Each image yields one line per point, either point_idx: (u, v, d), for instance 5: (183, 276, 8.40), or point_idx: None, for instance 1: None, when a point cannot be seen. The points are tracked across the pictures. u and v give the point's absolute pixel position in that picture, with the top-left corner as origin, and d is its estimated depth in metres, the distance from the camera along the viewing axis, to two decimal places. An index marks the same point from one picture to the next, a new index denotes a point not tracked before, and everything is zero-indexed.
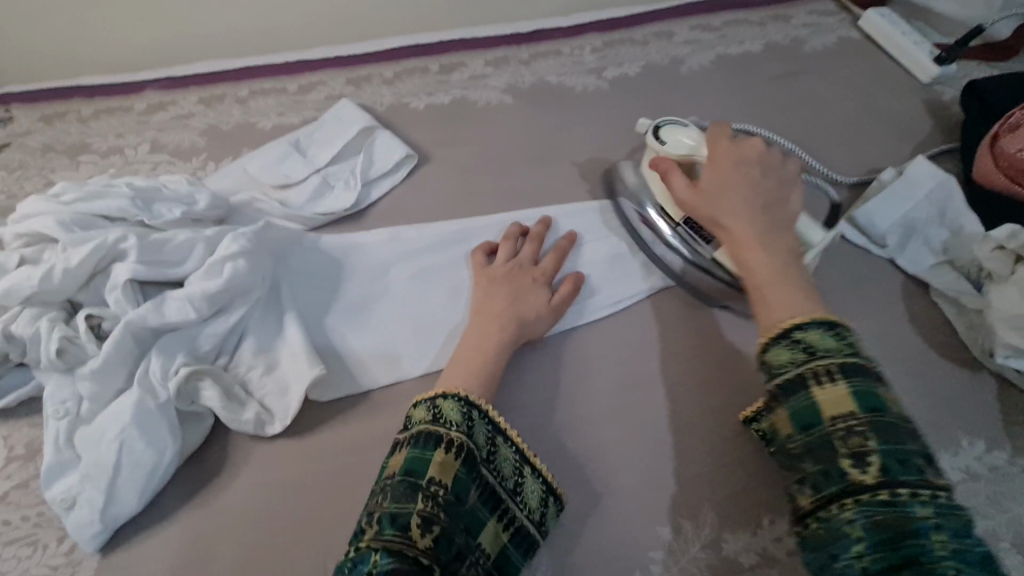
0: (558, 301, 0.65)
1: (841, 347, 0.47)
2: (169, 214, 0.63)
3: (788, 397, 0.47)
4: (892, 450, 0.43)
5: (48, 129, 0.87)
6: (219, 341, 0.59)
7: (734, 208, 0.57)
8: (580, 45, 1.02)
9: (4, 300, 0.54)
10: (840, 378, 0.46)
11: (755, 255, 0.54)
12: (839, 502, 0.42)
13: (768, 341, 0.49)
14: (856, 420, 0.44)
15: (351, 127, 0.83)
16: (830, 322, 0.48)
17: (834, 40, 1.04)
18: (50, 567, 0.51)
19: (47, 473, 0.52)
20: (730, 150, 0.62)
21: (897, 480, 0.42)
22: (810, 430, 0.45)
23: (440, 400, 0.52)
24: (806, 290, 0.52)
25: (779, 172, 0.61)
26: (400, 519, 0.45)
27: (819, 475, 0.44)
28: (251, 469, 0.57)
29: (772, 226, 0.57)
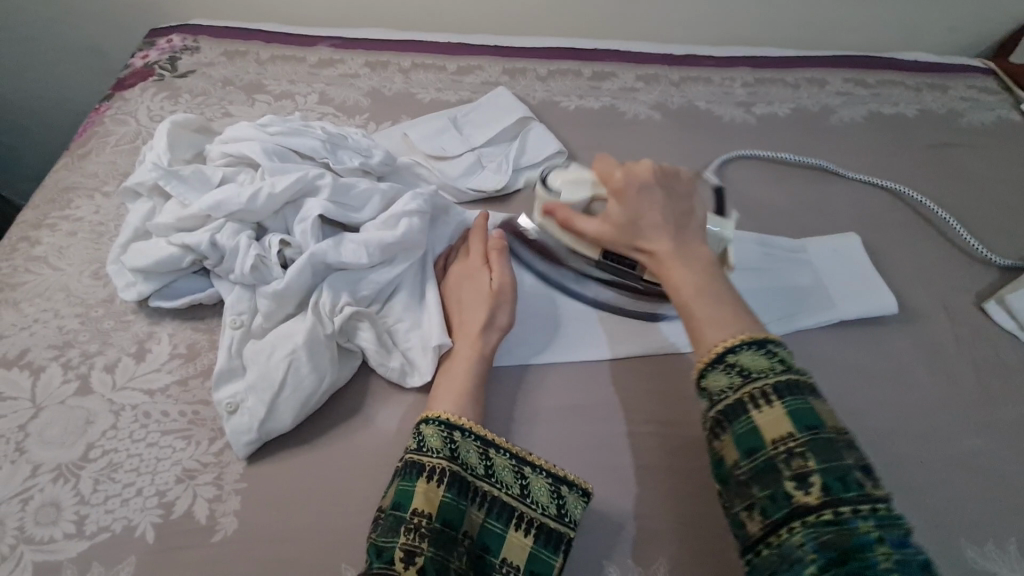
0: (500, 282, 0.63)
1: (774, 365, 0.45)
2: (350, 163, 0.67)
3: (731, 422, 0.44)
4: (832, 468, 0.40)
5: (230, 64, 0.94)
6: (378, 289, 0.62)
7: (653, 229, 0.56)
8: (732, 77, 1.02)
9: (211, 212, 0.59)
10: (775, 399, 0.43)
11: (681, 271, 0.53)
12: (788, 526, 0.39)
13: (703, 366, 0.46)
14: (794, 440, 0.41)
15: (509, 115, 0.86)
16: (761, 340, 0.46)
17: (994, 118, 1.01)
18: (201, 463, 0.55)
19: (219, 376, 0.56)
20: (623, 169, 0.60)
21: (840, 498, 0.39)
22: (754, 455, 0.42)
23: (422, 426, 0.52)
24: (732, 301, 0.50)
25: (677, 183, 0.60)
26: (385, 553, 0.46)
27: (767, 501, 0.41)
28: (389, 414, 0.59)
29: (688, 238, 0.56)
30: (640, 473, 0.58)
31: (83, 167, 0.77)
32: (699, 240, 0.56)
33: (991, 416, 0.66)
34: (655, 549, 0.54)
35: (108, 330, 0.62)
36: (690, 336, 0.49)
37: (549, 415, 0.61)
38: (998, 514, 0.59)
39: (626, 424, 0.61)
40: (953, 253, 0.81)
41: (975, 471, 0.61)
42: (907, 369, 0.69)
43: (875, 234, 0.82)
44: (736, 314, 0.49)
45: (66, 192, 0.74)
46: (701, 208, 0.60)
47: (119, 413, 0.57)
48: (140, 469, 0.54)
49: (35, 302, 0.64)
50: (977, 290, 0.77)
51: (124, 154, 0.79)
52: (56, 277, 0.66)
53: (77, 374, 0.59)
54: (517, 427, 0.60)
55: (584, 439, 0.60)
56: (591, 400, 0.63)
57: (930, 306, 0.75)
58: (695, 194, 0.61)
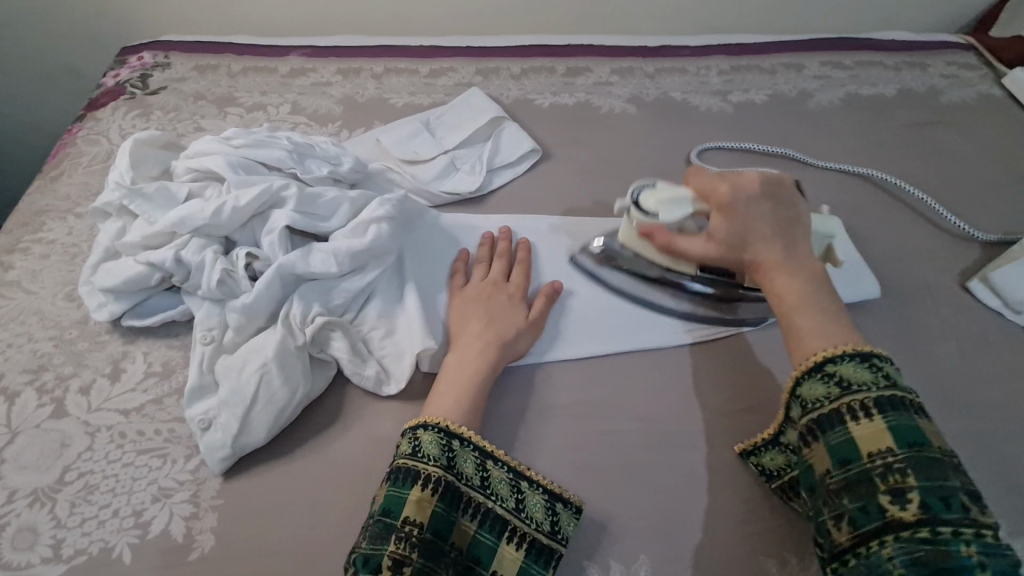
0: (537, 316, 0.64)
1: (877, 380, 0.46)
2: (318, 172, 0.66)
3: (824, 431, 0.46)
4: (935, 488, 0.41)
5: (201, 78, 0.93)
6: (350, 297, 0.62)
7: (757, 239, 0.56)
8: (707, 66, 1.01)
9: (177, 228, 0.58)
10: (876, 413, 0.44)
11: (784, 281, 0.54)
12: (881, 537, 0.41)
13: (801, 374, 0.48)
14: (894, 456, 0.42)
15: (482, 115, 0.86)
16: (864, 354, 0.47)
17: (974, 94, 0.99)
18: (177, 481, 0.54)
19: (190, 393, 0.56)
20: (728, 177, 0.60)
21: (939, 518, 0.40)
22: (847, 466, 0.44)
23: (421, 431, 0.52)
24: (837, 315, 0.51)
25: (782, 193, 0.59)
26: (372, 561, 0.46)
27: (857, 511, 0.42)
28: (365, 423, 0.59)
29: (796, 249, 0.56)
30: (622, 470, 0.57)
31: (55, 189, 0.77)
32: (808, 250, 0.57)
33: (978, 395, 0.65)
34: (638, 547, 0.53)
35: (83, 352, 0.62)
36: (788, 343, 0.51)
37: (528, 416, 0.61)
38: (988, 494, 0.58)
39: (605, 422, 0.61)
40: (936, 233, 0.80)
41: (963, 452, 0.61)
42: (893, 353, 0.68)
43: (856, 217, 0.82)
44: (840, 325, 0.50)
45: (39, 215, 0.74)
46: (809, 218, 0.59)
47: (95, 434, 0.57)
48: (116, 490, 0.54)
49: (9, 327, 0.64)
50: (962, 268, 0.77)
51: (95, 174, 0.78)
52: (29, 301, 0.66)
53: (52, 397, 0.59)
54: (497, 430, 0.60)
55: (564, 438, 0.59)
56: (571, 399, 0.62)
57: (914, 287, 0.74)
58: (801, 203, 0.60)
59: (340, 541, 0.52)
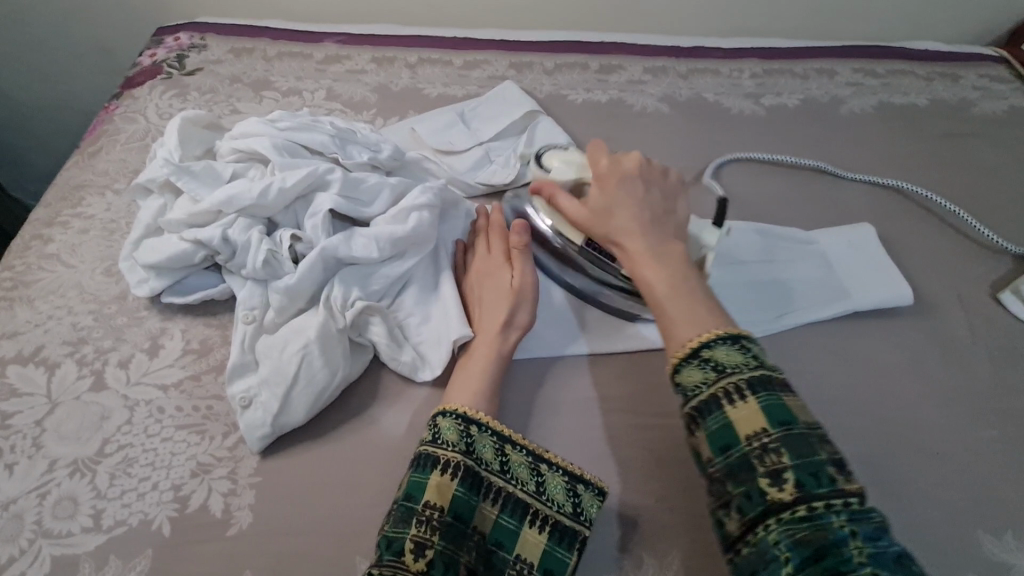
0: (523, 280, 0.62)
1: (748, 360, 0.45)
2: (359, 157, 0.67)
3: (705, 419, 0.44)
4: (805, 463, 0.40)
5: (236, 61, 0.94)
6: (389, 283, 0.62)
7: (627, 227, 0.56)
8: (740, 68, 1.01)
9: (223, 207, 0.59)
10: (749, 394, 0.43)
11: (651, 267, 0.53)
12: (764, 522, 0.40)
13: (677, 362, 0.46)
14: (768, 437, 0.41)
15: (516, 109, 0.86)
16: (734, 335, 0.46)
17: (1006, 107, 0.99)
18: (215, 457, 0.55)
19: (231, 371, 0.57)
20: (608, 163, 0.61)
21: (812, 493, 0.39)
22: (728, 451, 0.42)
23: (439, 418, 0.52)
24: (705, 299, 0.50)
25: (662, 180, 0.61)
26: (395, 544, 0.47)
27: (742, 498, 0.41)
28: (399, 407, 0.59)
29: (665, 237, 0.56)
30: (654, 465, 0.58)
31: (93, 165, 0.77)
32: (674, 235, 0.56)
33: (1006, 406, 0.65)
34: (668, 542, 0.54)
35: (121, 327, 0.62)
36: (662, 332, 0.50)
37: (560, 408, 0.61)
38: (1015, 503, 0.58)
39: (635, 417, 0.61)
40: (965, 244, 0.81)
41: (992, 461, 0.61)
42: (921, 360, 0.68)
43: (886, 225, 0.82)
44: (709, 311, 0.49)
45: (77, 190, 0.74)
46: (684, 209, 0.60)
47: (134, 408, 0.57)
48: (154, 464, 0.54)
49: (49, 299, 0.64)
50: (992, 280, 0.77)
51: (134, 151, 0.79)
52: (68, 274, 0.66)
53: (92, 370, 0.59)
54: (528, 420, 0.60)
55: (595, 431, 0.60)
56: (603, 393, 0.62)
57: (943, 297, 0.74)
58: (677, 191, 0.61)
59: (374, 522, 0.52)
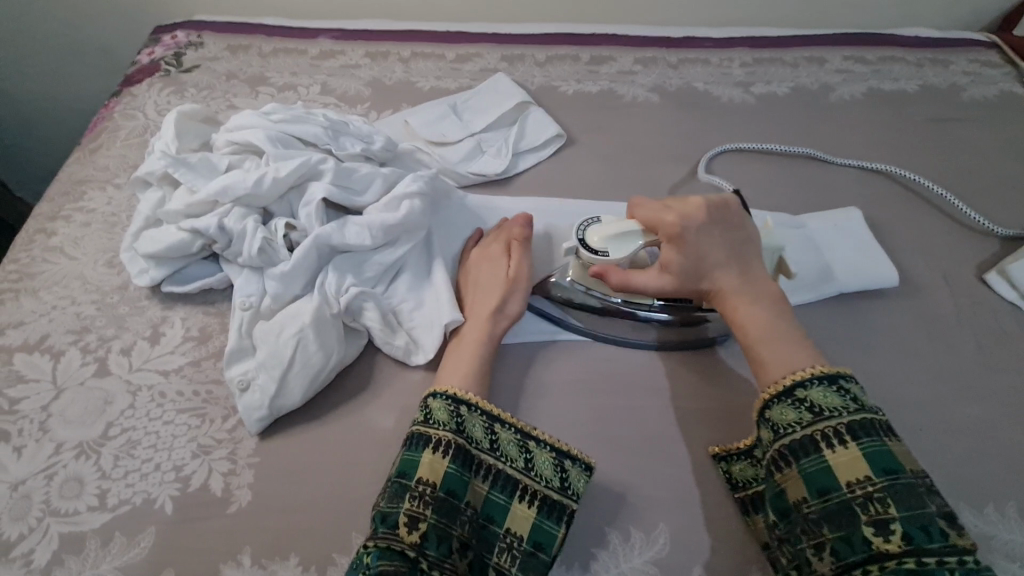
0: (518, 270, 0.64)
1: (847, 404, 0.48)
2: (352, 148, 0.68)
3: (801, 459, 0.48)
4: (914, 517, 0.43)
5: (233, 58, 0.95)
6: (381, 271, 0.63)
7: (712, 270, 0.59)
8: (730, 57, 1.02)
9: (219, 198, 0.61)
10: (851, 441, 0.47)
11: (747, 315, 0.56)
12: (865, 567, 0.43)
13: (769, 400, 0.51)
14: (874, 486, 0.45)
15: (508, 101, 0.88)
16: (831, 376, 0.49)
17: (996, 92, 1.00)
18: (215, 439, 0.57)
19: (230, 356, 0.58)
20: (673, 211, 0.61)
21: (922, 547, 0.42)
22: (826, 495, 0.46)
23: (430, 400, 0.54)
24: (798, 338, 0.54)
25: (728, 218, 0.61)
26: (389, 518, 0.48)
27: (840, 541, 0.45)
28: (393, 391, 0.61)
29: (750, 282, 0.58)
30: (642, 444, 0.59)
31: (94, 161, 0.79)
32: (760, 275, 0.59)
33: (992, 384, 0.66)
34: (656, 517, 0.55)
35: (124, 316, 0.64)
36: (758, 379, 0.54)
37: (551, 390, 0.63)
38: (998, 478, 0.60)
39: (624, 398, 0.62)
40: (954, 227, 0.81)
41: (976, 438, 0.62)
42: (908, 341, 0.69)
43: (875, 210, 0.83)
44: (803, 352, 0.53)
45: (79, 184, 0.76)
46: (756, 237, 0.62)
47: (136, 393, 0.59)
48: (157, 446, 0.56)
49: (53, 290, 0.66)
50: (979, 261, 0.78)
51: (133, 147, 0.81)
52: (72, 265, 0.68)
53: (96, 357, 0.61)
54: (520, 401, 0.62)
55: (586, 412, 0.61)
56: (593, 375, 0.64)
57: (931, 278, 0.75)
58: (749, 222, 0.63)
59: (370, 500, 0.54)
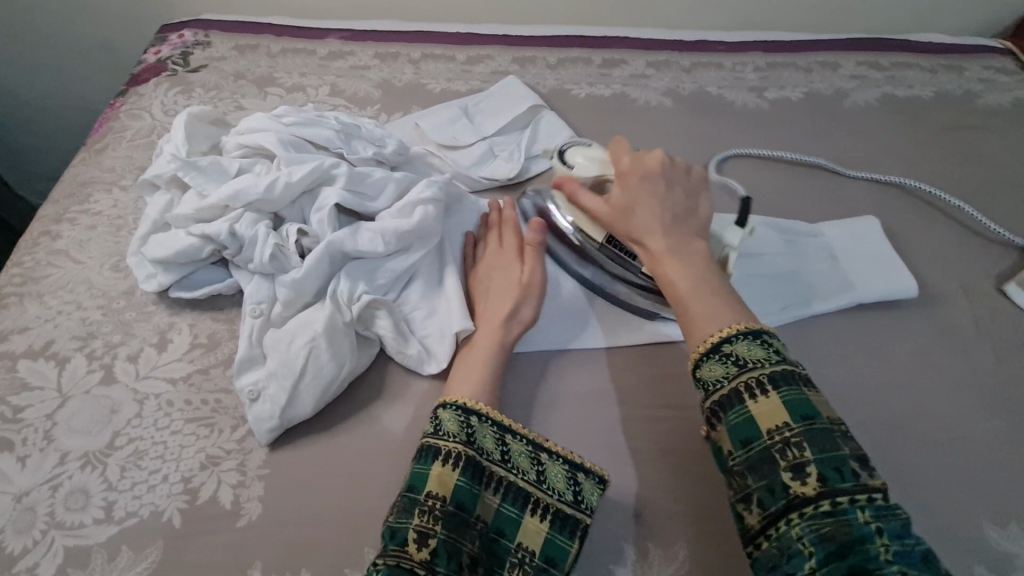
0: (531, 277, 0.63)
1: (770, 355, 0.47)
2: (364, 152, 0.67)
3: (726, 412, 0.46)
4: (828, 458, 0.42)
5: (241, 58, 0.94)
6: (394, 277, 0.62)
7: (648, 226, 0.57)
8: (743, 61, 1.01)
9: (229, 202, 0.60)
10: (770, 389, 0.45)
11: (676, 268, 0.55)
12: (786, 517, 0.41)
13: (699, 358, 0.49)
14: (790, 431, 0.43)
15: (520, 104, 0.86)
16: (756, 331, 0.48)
17: (1012, 99, 0.99)
18: (224, 450, 0.55)
19: (240, 365, 0.57)
20: (632, 158, 0.61)
21: (835, 489, 0.41)
22: (749, 445, 0.44)
23: (439, 410, 0.53)
24: (728, 297, 0.53)
25: (686, 176, 0.61)
26: (398, 534, 0.47)
27: (763, 492, 0.43)
28: (405, 401, 0.60)
29: (688, 236, 0.57)
30: (660, 458, 0.58)
31: (100, 161, 0.78)
32: (698, 235, 0.58)
33: (1012, 397, 0.65)
34: (674, 533, 0.54)
35: (130, 321, 0.63)
36: (684, 331, 0.52)
37: (566, 401, 0.61)
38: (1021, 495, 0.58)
39: (641, 410, 0.61)
40: (971, 236, 0.80)
41: (996, 452, 0.61)
42: (926, 353, 0.68)
43: (891, 218, 0.82)
44: (733, 309, 0.51)
45: (84, 186, 0.75)
46: (708, 203, 0.61)
47: (143, 401, 0.58)
48: (164, 456, 0.55)
49: (58, 295, 0.65)
50: (997, 272, 0.76)
51: (140, 148, 0.79)
52: (77, 270, 0.67)
53: (101, 364, 0.60)
54: (533, 412, 0.60)
55: (602, 424, 0.60)
56: (609, 387, 0.63)
57: (948, 289, 0.74)
58: (700, 184, 0.61)
59: (382, 515, 0.53)
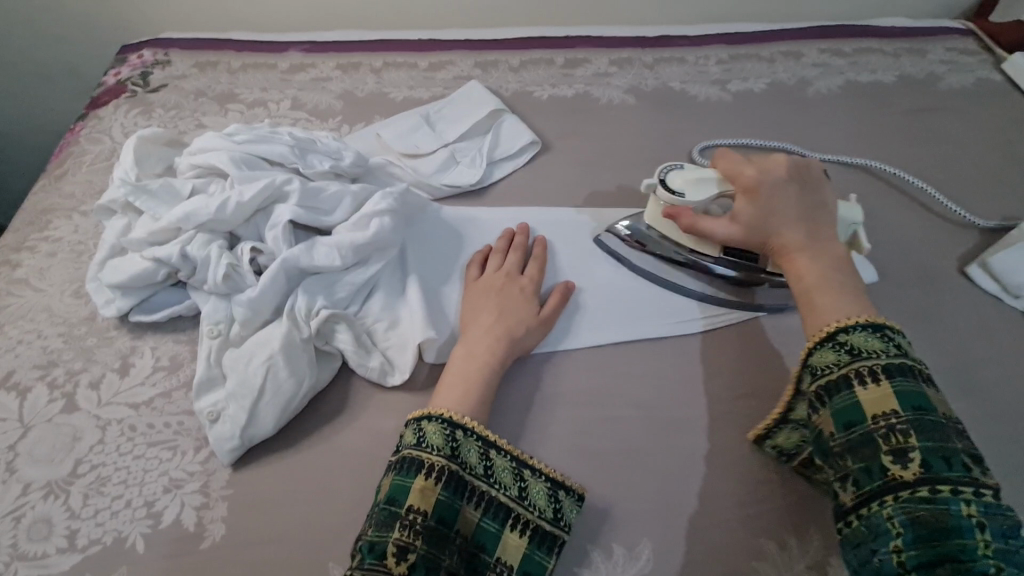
0: (548, 312, 0.64)
1: (886, 348, 0.48)
2: (320, 166, 0.67)
3: (831, 396, 0.48)
4: (937, 450, 0.43)
5: (201, 75, 0.94)
6: (354, 290, 0.62)
7: (779, 218, 0.59)
8: (706, 55, 1.01)
9: (182, 224, 0.60)
10: (884, 378, 0.46)
11: (801, 262, 0.56)
12: (880, 498, 0.43)
13: (813, 344, 0.51)
14: (898, 418, 0.44)
15: (481, 109, 0.86)
16: (876, 324, 0.49)
17: (974, 79, 0.99)
18: (188, 472, 0.55)
19: (198, 387, 0.57)
20: (758, 160, 0.63)
21: (940, 477, 0.42)
22: (852, 428, 0.46)
23: (425, 422, 0.52)
24: (854, 294, 0.53)
25: (812, 176, 0.62)
26: (377, 547, 0.47)
27: (861, 472, 0.44)
28: (370, 414, 0.59)
29: (817, 232, 0.58)
30: (625, 457, 0.58)
31: (60, 187, 0.78)
32: (829, 234, 0.58)
33: (978, 378, 0.66)
34: (640, 531, 0.54)
35: (92, 347, 0.63)
36: (804, 320, 0.53)
37: (531, 404, 0.61)
38: (986, 476, 0.59)
39: (606, 410, 0.61)
40: (934, 220, 0.81)
41: None
42: None
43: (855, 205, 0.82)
44: (856, 304, 0.52)
45: (44, 213, 0.75)
46: (833, 203, 0.61)
47: (105, 427, 0.58)
48: (127, 482, 0.55)
49: (19, 324, 0.65)
50: (960, 254, 0.77)
51: (99, 172, 0.79)
52: (37, 298, 0.67)
53: (63, 392, 0.60)
54: (500, 417, 0.60)
55: (565, 426, 0.60)
56: (573, 388, 0.63)
57: (913, 273, 0.75)
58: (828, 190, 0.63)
59: (348, 529, 0.53)
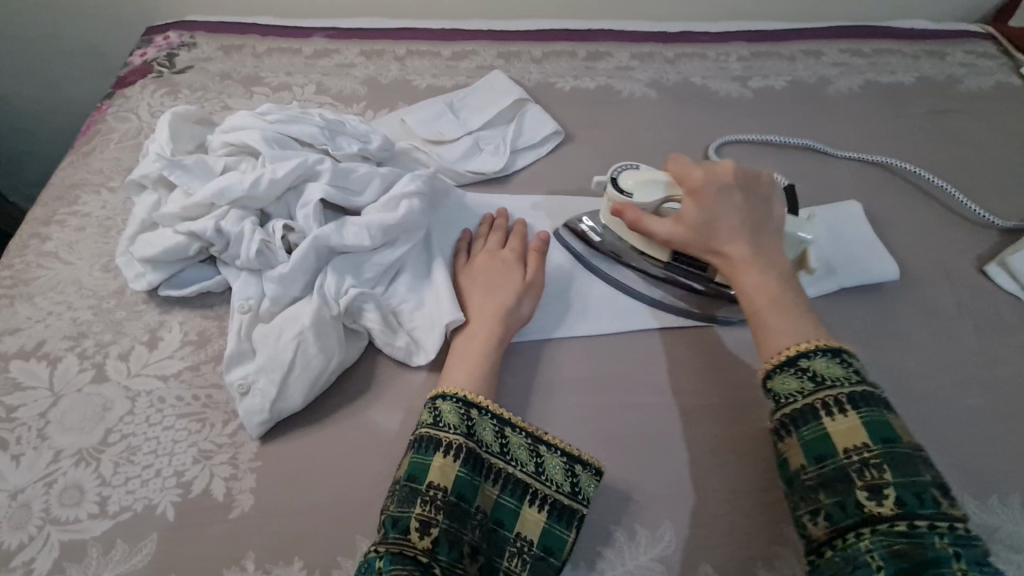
0: (536, 278, 0.65)
1: (849, 375, 0.48)
2: (349, 148, 0.67)
3: (798, 427, 0.48)
4: (908, 482, 0.43)
5: (226, 58, 0.94)
6: (381, 271, 0.63)
7: (731, 235, 0.57)
8: (728, 51, 1.02)
9: (215, 200, 0.61)
10: (851, 410, 0.47)
11: (754, 280, 0.55)
12: (857, 531, 0.43)
13: (773, 368, 0.50)
14: (870, 452, 0.45)
15: (504, 98, 0.87)
16: (834, 349, 0.49)
17: (993, 83, 1.00)
18: (216, 444, 0.56)
19: (229, 360, 0.58)
20: (702, 169, 0.61)
21: (914, 512, 0.42)
22: (823, 461, 0.46)
23: (439, 401, 0.53)
24: (804, 311, 0.53)
25: (754, 183, 0.61)
26: (400, 523, 0.47)
27: (834, 507, 0.44)
28: (394, 393, 0.60)
29: (768, 246, 0.57)
30: (645, 442, 0.59)
31: (88, 164, 0.78)
32: (772, 245, 0.58)
33: (997, 374, 0.66)
34: (661, 514, 0.55)
35: (120, 320, 0.64)
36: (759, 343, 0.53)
37: (555, 388, 0.62)
38: (1005, 468, 0.60)
39: (628, 395, 0.62)
40: (953, 219, 0.81)
41: (977, 428, 0.62)
42: (912, 333, 0.69)
43: (874, 202, 0.83)
44: (810, 325, 0.52)
45: (73, 188, 0.75)
46: (780, 211, 0.61)
47: (135, 398, 0.59)
48: (157, 451, 0.56)
49: (49, 295, 0.65)
50: (979, 253, 0.78)
51: (127, 150, 0.80)
52: (67, 271, 0.67)
53: (93, 363, 0.61)
54: (524, 399, 0.61)
55: (587, 410, 0.61)
56: (595, 373, 0.63)
57: (931, 270, 0.75)
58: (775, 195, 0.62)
59: (373, 503, 0.54)
